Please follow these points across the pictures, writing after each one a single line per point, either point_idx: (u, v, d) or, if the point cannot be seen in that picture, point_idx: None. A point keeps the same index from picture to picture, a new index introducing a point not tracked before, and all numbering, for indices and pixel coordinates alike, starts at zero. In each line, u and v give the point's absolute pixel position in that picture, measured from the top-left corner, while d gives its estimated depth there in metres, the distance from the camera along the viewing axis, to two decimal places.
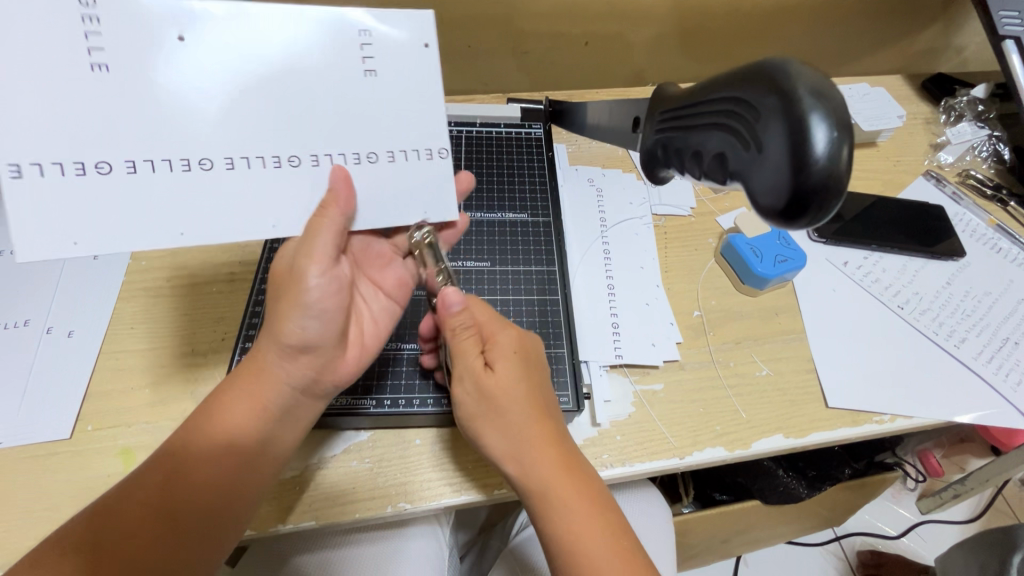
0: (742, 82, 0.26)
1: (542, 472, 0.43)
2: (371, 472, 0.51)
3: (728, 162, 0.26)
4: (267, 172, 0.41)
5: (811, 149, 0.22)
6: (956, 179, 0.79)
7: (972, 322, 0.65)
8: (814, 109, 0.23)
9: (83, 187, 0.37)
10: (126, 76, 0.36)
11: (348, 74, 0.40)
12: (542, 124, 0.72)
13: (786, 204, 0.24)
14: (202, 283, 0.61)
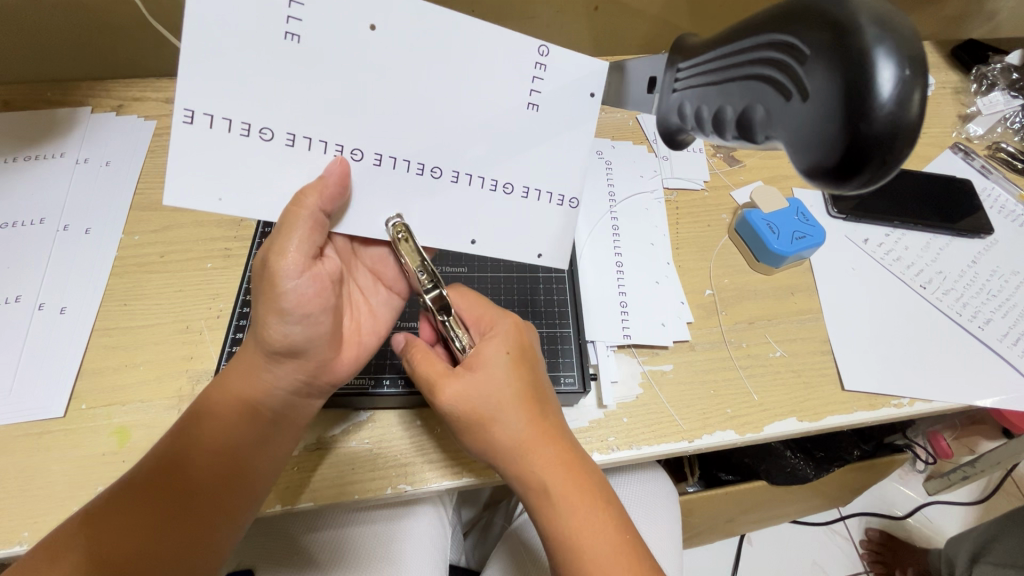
0: (783, 22, 0.23)
1: (540, 470, 0.41)
2: (372, 453, 0.50)
3: (766, 116, 0.24)
4: (409, 176, 0.38)
5: (876, 88, 0.20)
6: (985, 152, 0.75)
7: (998, 303, 0.62)
8: (881, 46, 0.20)
9: (240, 147, 0.36)
10: (317, 49, 0.33)
11: (514, 104, 0.37)
12: None
13: (842, 159, 0.21)
14: (198, 258, 0.59)
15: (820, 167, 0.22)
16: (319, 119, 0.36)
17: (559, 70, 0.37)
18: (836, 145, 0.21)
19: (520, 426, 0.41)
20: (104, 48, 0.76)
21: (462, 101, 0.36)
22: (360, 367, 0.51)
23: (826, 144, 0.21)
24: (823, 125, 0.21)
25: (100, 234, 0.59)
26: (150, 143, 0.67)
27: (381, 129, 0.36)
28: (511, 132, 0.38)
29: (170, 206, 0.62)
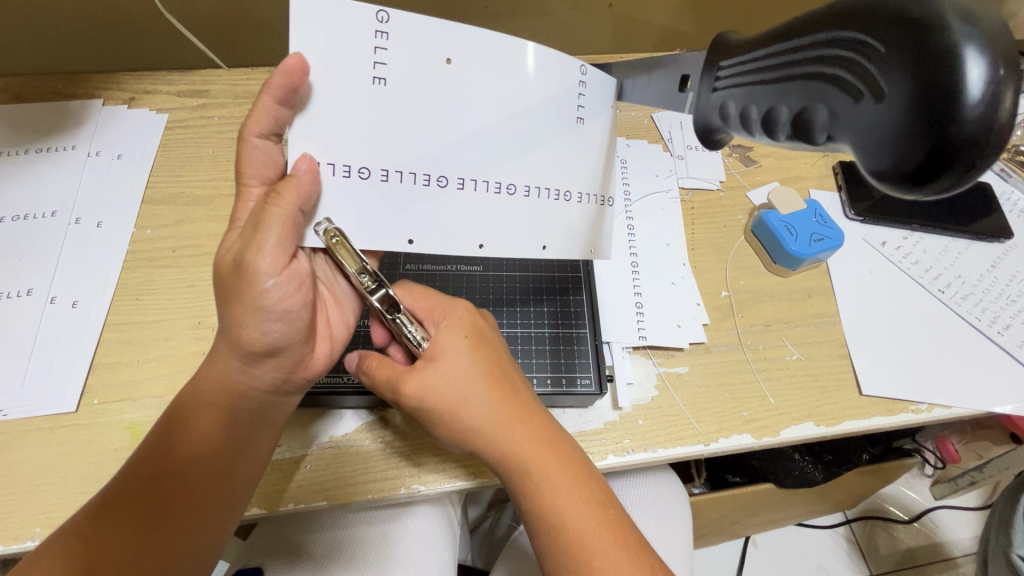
0: (849, 16, 0.22)
1: (511, 451, 0.40)
2: (384, 453, 0.49)
3: (828, 117, 0.23)
4: (487, 195, 0.42)
5: (965, 88, 0.19)
6: (1004, 156, 0.74)
7: (1016, 308, 0.62)
8: (972, 44, 0.19)
9: (344, 187, 0.39)
10: (404, 87, 0.38)
11: (566, 120, 0.42)
12: None
13: (923, 163, 0.20)
14: (209, 253, 0.58)
15: (899, 170, 0.21)
16: (409, 154, 0.39)
17: (595, 89, 0.43)
18: (919, 149, 0.20)
19: (483, 408, 0.41)
20: (114, 39, 0.76)
21: (533, 120, 0.41)
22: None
23: (906, 148, 0.20)
24: (903, 128, 0.20)
25: (112, 227, 0.59)
26: (162, 135, 0.67)
27: (452, 154, 0.40)
28: (566, 144, 0.42)
29: (182, 200, 0.62)
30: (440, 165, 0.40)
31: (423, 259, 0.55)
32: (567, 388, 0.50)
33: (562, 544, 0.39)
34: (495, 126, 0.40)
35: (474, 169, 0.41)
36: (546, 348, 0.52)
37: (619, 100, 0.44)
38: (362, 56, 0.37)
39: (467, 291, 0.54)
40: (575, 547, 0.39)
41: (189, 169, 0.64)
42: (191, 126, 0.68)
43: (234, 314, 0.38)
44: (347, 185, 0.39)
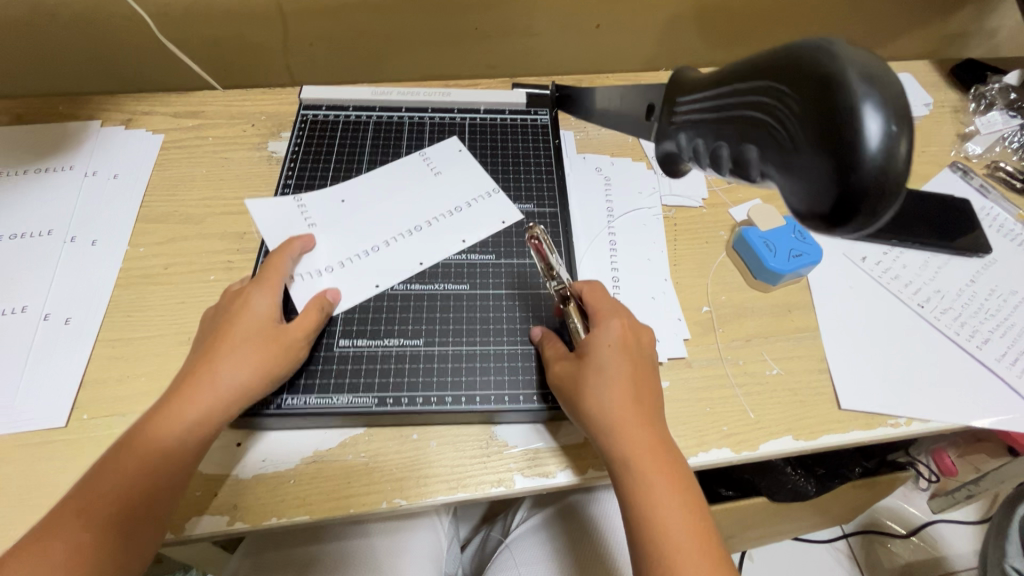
0: (776, 74, 0.28)
1: (641, 456, 0.42)
2: (368, 467, 0.50)
3: (759, 157, 0.29)
4: (447, 219, 0.60)
5: (866, 136, 0.24)
6: (984, 172, 0.76)
7: (996, 323, 0.62)
8: (870, 101, 0.24)
9: (362, 265, 0.57)
10: (341, 213, 0.59)
11: (460, 165, 0.64)
12: (548, 111, 0.70)
13: (840, 200, 0.25)
14: (201, 271, 0.60)
15: (818, 206, 0.26)
16: (386, 222, 0.60)
17: (438, 155, 0.65)
18: (832, 187, 0.25)
19: (627, 414, 0.43)
20: (114, 63, 0.78)
21: (438, 175, 0.63)
22: (365, 385, 0.51)
23: (823, 188, 0.26)
24: (820, 168, 0.25)
25: (107, 245, 0.61)
26: (158, 155, 0.68)
27: (406, 209, 0.61)
28: (474, 172, 0.64)
29: (175, 218, 0.63)
30: (407, 220, 0.60)
31: (411, 278, 0.56)
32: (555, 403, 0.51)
33: (654, 544, 0.40)
34: (422, 188, 0.62)
35: (427, 213, 0.61)
36: (532, 364, 0.53)
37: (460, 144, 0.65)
38: (300, 221, 0.58)
39: (454, 310, 0.55)
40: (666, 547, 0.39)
41: (183, 188, 0.66)
42: (186, 146, 0.70)
43: (209, 356, 0.47)
44: (361, 260, 0.57)
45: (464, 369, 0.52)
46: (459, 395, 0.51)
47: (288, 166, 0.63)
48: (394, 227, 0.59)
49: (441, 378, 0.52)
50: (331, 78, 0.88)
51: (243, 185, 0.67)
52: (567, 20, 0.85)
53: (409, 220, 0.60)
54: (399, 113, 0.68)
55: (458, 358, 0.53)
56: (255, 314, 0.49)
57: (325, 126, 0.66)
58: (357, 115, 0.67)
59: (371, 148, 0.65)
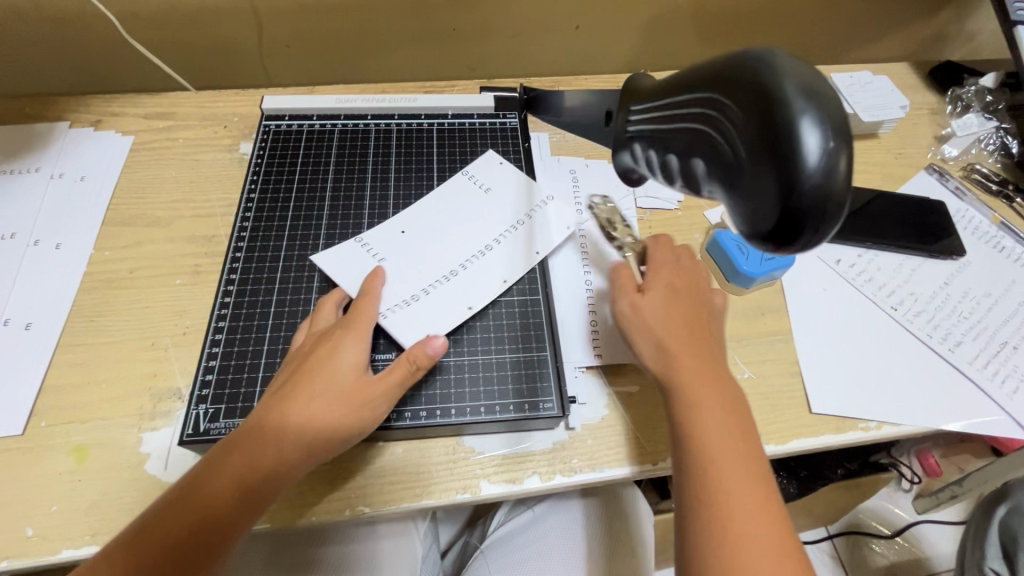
0: (717, 86, 0.27)
1: (710, 433, 0.43)
2: (331, 476, 0.49)
3: (706, 170, 0.28)
4: (519, 231, 0.59)
5: (803, 153, 0.24)
6: (960, 174, 0.76)
7: (968, 325, 0.62)
8: (807, 117, 0.24)
9: (468, 290, 0.54)
10: (429, 247, 0.57)
11: (504, 179, 0.63)
12: (517, 114, 0.70)
13: (782, 215, 0.25)
14: (167, 275, 0.59)
15: (763, 222, 0.26)
16: (440, 245, 0.57)
17: (483, 173, 0.64)
18: (773, 205, 0.25)
19: (700, 391, 0.45)
20: (85, 63, 0.77)
21: (476, 193, 0.62)
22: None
23: (765, 205, 0.25)
24: (759, 185, 0.25)
25: (71, 249, 0.60)
26: (126, 157, 0.67)
27: (495, 227, 0.59)
28: (514, 185, 0.62)
29: (142, 221, 0.62)
30: (525, 236, 0.59)
31: None
32: (531, 414, 0.50)
33: (711, 494, 0.41)
34: (467, 209, 0.60)
35: (504, 229, 0.59)
36: (508, 374, 0.52)
37: (493, 155, 0.65)
38: (356, 265, 0.55)
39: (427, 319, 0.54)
40: (721, 501, 0.40)
41: (151, 190, 0.65)
42: (155, 148, 0.69)
43: (289, 395, 0.44)
44: (457, 284, 0.55)
45: (438, 381, 0.51)
46: (434, 409, 0.50)
47: (253, 178, 0.63)
48: (473, 250, 0.57)
49: (415, 392, 0.50)
50: (309, 79, 0.88)
51: (213, 187, 0.66)
52: (546, 21, 0.85)
53: (509, 237, 0.58)
54: (365, 120, 0.68)
55: (432, 371, 0.51)
56: (339, 366, 0.46)
57: (289, 136, 0.66)
58: (321, 124, 0.67)
59: (338, 154, 0.65)
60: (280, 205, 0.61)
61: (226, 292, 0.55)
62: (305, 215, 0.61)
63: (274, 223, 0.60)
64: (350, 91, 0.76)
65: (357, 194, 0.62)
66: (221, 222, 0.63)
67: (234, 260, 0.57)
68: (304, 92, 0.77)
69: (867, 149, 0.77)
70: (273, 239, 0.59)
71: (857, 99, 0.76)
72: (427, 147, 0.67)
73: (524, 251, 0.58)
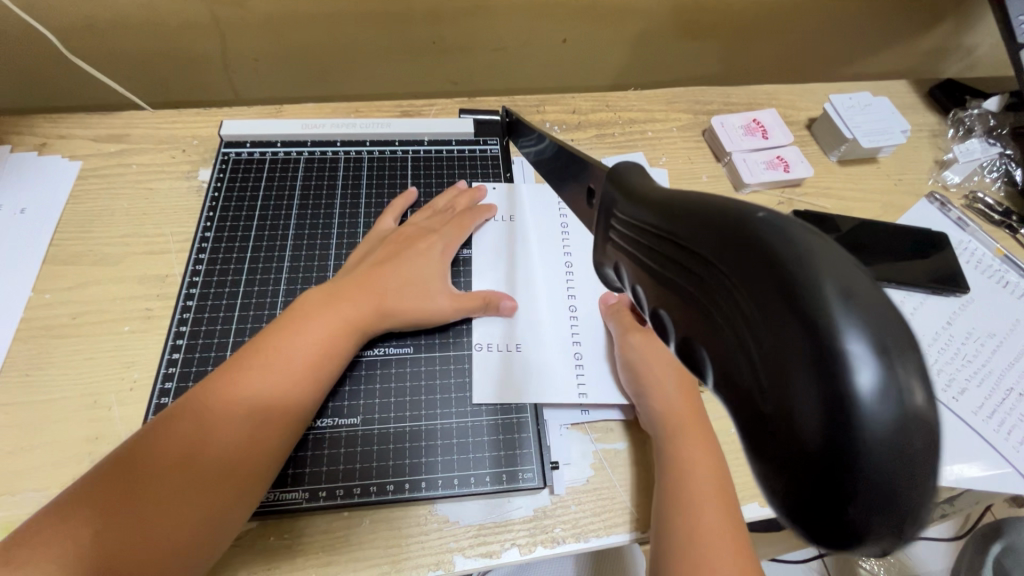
0: (726, 244, 0.16)
1: (698, 489, 0.42)
2: (290, 550, 0.44)
3: (712, 362, 0.17)
4: (574, 245, 0.59)
5: (860, 414, 0.13)
6: (962, 203, 0.73)
7: (972, 370, 0.59)
8: (863, 349, 0.14)
9: (598, 324, 0.54)
10: (528, 315, 0.54)
11: (519, 206, 0.61)
12: (498, 140, 0.66)
13: (818, 501, 0.14)
14: (115, 320, 0.54)
15: (787, 497, 0.15)
16: (541, 287, 0.56)
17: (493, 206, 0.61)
18: (808, 482, 0.14)
19: (694, 445, 0.44)
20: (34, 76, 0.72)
21: (508, 224, 0.60)
22: (292, 477, 0.45)
23: (801, 477, 0.14)
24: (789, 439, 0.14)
25: (6, 292, 0.54)
26: (73, 185, 0.62)
27: (550, 257, 0.58)
28: (532, 206, 0.61)
29: (88, 259, 0.57)
30: (578, 262, 0.58)
31: None
32: (508, 486, 0.47)
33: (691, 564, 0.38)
34: (526, 245, 0.58)
35: (556, 255, 0.58)
36: (485, 440, 0.48)
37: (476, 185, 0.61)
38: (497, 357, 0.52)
39: (396, 378, 0.50)
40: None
41: (100, 224, 0.60)
42: (106, 175, 0.63)
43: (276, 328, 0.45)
44: (585, 320, 0.54)
45: (406, 451, 0.47)
46: (402, 483, 0.46)
47: (210, 212, 0.58)
48: (563, 287, 0.56)
49: (382, 464, 0.46)
50: (279, 93, 0.82)
51: (169, 220, 0.60)
52: (532, 35, 0.80)
53: (566, 262, 0.58)
54: (334, 147, 0.63)
55: (401, 438, 0.47)
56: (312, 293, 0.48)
57: (250, 165, 0.61)
58: (286, 152, 0.62)
59: (304, 185, 0.60)
60: (238, 243, 0.56)
61: (175, 347, 0.50)
62: (265, 254, 0.56)
63: (231, 264, 0.55)
64: (320, 111, 0.71)
65: (323, 230, 0.58)
66: (175, 260, 0.58)
67: (184, 308, 0.52)
68: (271, 111, 0.72)
69: (866, 176, 0.74)
70: (229, 282, 0.54)
71: (857, 124, 0.72)
72: (400, 178, 0.62)
73: (583, 272, 0.57)
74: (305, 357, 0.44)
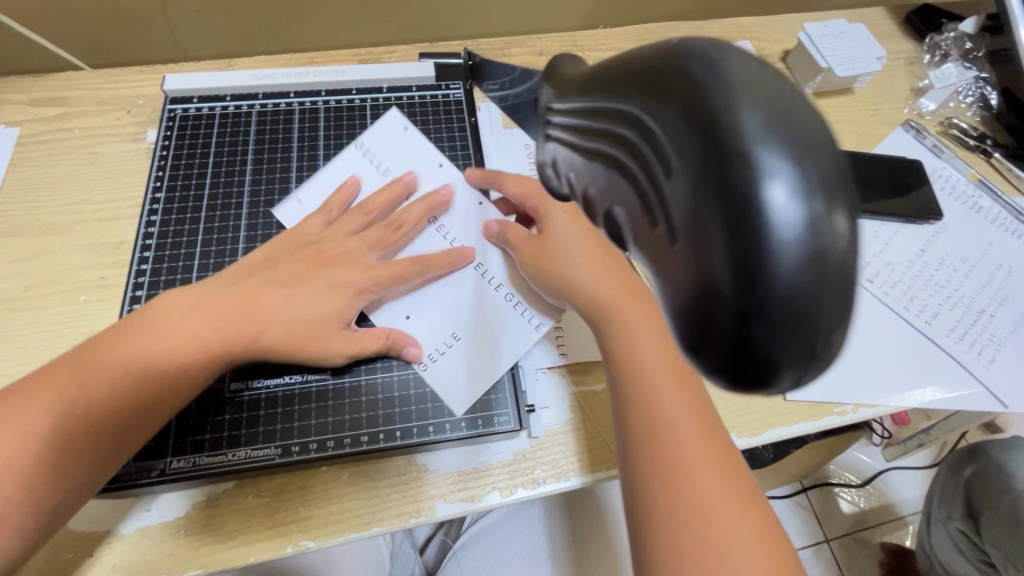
0: (641, 81, 0.15)
1: (682, 428, 0.36)
2: (270, 507, 0.44)
3: (630, 228, 0.15)
4: None
5: (775, 236, 0.13)
6: (937, 129, 0.72)
7: (945, 295, 0.60)
8: (775, 159, 0.13)
9: None
10: None
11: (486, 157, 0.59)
12: (461, 83, 0.63)
13: (735, 346, 0.14)
14: (70, 290, 0.52)
15: (705, 352, 0.14)
16: None
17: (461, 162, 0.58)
18: (726, 325, 0.13)
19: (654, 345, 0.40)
20: None
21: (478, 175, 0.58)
22: (263, 434, 0.44)
23: (721, 322, 0.13)
24: (702, 281, 0.13)
25: None
26: (11, 153, 0.58)
27: None
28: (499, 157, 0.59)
29: (35, 229, 0.54)
30: None
31: None
32: (485, 430, 0.46)
33: (676, 515, 0.33)
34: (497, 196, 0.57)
35: None
36: (460, 386, 0.48)
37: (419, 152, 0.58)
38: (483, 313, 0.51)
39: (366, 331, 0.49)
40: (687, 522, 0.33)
41: (44, 192, 0.56)
42: (45, 141, 0.59)
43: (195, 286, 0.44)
44: None
45: (380, 402, 0.46)
46: (377, 433, 0.45)
47: (159, 173, 0.55)
48: None
49: (355, 416, 0.46)
50: (228, 48, 0.77)
51: (118, 185, 0.57)
52: None
53: None
54: (287, 98, 0.59)
55: (372, 391, 0.47)
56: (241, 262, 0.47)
57: (198, 122, 0.57)
58: (237, 106, 0.59)
59: (257, 140, 0.57)
60: (191, 202, 0.54)
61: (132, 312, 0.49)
62: (220, 213, 0.53)
63: (185, 225, 0.53)
64: (272, 63, 0.67)
65: (281, 185, 0.55)
66: (129, 226, 0.55)
67: (139, 273, 0.50)
68: (219, 66, 0.67)
69: (842, 107, 0.72)
70: (184, 243, 0.52)
71: (832, 52, 0.70)
72: (359, 126, 0.59)
73: None
74: (208, 312, 0.42)
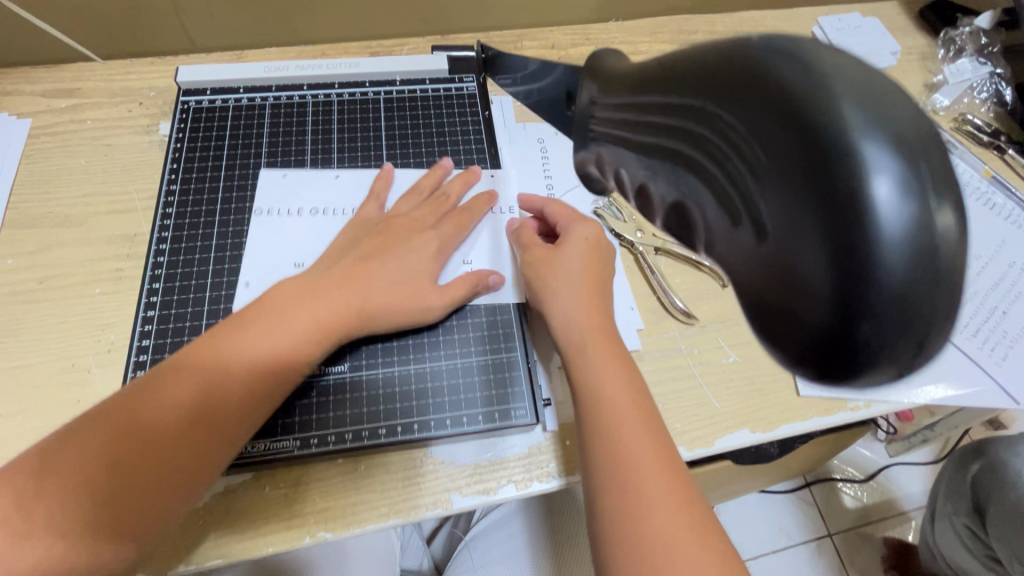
0: (746, 97, 0.19)
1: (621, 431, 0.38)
2: (288, 498, 0.44)
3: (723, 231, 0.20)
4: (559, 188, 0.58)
5: (883, 226, 0.17)
6: (950, 125, 0.71)
7: None
8: (880, 161, 0.17)
9: None
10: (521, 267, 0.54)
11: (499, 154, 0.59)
12: (475, 77, 0.62)
13: (837, 328, 0.18)
14: (85, 282, 0.52)
15: (813, 337, 0.19)
16: None
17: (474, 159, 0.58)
18: (836, 308, 0.17)
19: (594, 360, 0.41)
20: None
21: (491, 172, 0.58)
22: (282, 426, 0.45)
23: (834, 306, 0.17)
24: (801, 275, 0.18)
25: None
26: (24, 144, 0.58)
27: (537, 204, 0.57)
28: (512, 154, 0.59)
29: (50, 221, 0.54)
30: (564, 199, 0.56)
31: None
32: (501, 423, 0.46)
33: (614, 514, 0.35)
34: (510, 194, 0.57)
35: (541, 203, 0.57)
36: (475, 380, 0.48)
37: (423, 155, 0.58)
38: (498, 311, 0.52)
39: None
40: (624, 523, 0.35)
41: (58, 184, 0.56)
42: (58, 132, 0.59)
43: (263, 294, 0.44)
44: None
45: (398, 395, 0.47)
46: (395, 425, 0.45)
47: (174, 165, 0.55)
48: None
49: (373, 409, 0.46)
50: (238, 39, 0.77)
51: (132, 177, 0.57)
52: None
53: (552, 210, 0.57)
54: (301, 91, 0.59)
55: (390, 384, 0.47)
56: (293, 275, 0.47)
57: (212, 114, 0.57)
58: (250, 98, 0.58)
59: (271, 133, 0.57)
60: (207, 195, 0.54)
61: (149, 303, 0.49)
62: (235, 205, 0.53)
63: (200, 218, 0.53)
64: (283, 55, 0.67)
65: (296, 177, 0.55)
66: (143, 218, 0.55)
67: (156, 264, 0.50)
68: (230, 58, 0.67)
69: None
70: (200, 236, 0.52)
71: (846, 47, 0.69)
72: (373, 119, 0.59)
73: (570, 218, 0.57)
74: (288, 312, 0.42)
